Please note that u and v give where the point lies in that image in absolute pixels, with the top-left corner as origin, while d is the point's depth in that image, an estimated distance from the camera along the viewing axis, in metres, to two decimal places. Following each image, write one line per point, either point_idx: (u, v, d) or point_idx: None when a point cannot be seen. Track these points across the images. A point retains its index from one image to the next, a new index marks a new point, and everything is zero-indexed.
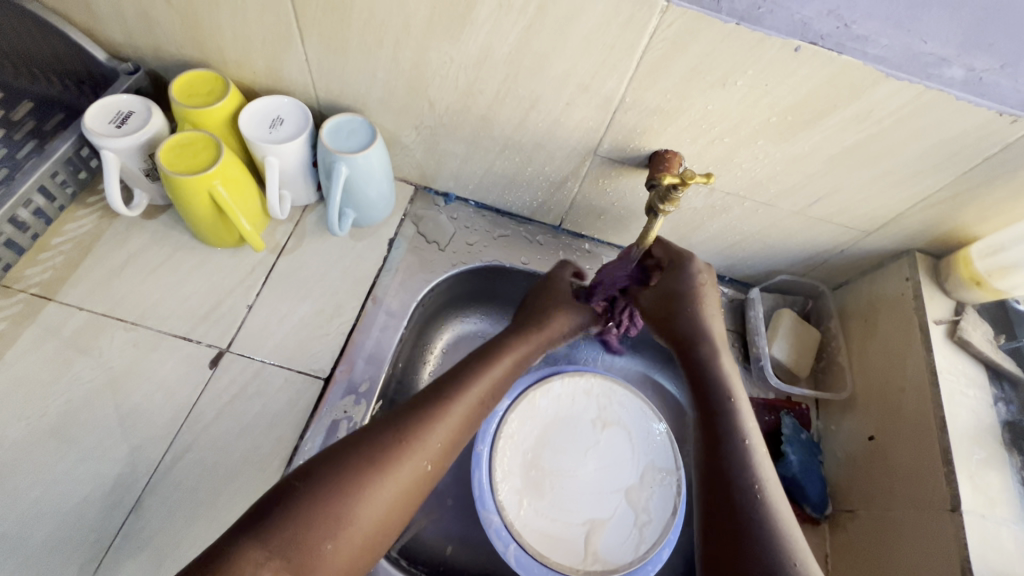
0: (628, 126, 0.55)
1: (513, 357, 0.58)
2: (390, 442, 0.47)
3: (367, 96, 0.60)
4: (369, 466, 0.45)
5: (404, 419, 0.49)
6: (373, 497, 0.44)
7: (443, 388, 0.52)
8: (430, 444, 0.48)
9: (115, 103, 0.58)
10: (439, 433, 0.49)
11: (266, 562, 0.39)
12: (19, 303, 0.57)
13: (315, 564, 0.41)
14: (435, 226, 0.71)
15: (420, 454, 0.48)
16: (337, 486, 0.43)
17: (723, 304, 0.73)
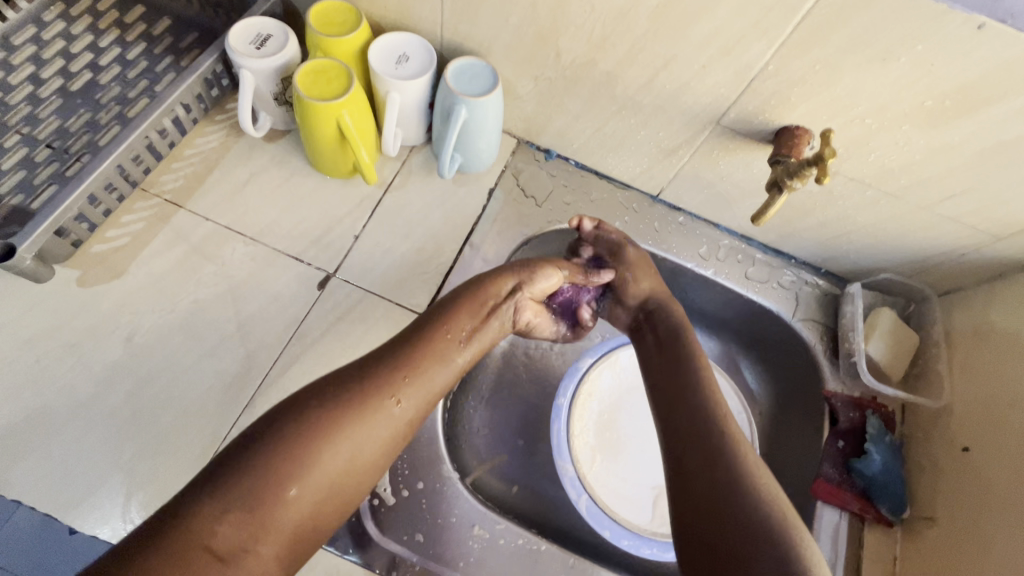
0: (762, 98, 0.53)
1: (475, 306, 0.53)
2: (352, 390, 0.44)
3: (493, 42, 0.60)
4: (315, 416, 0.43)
5: (375, 364, 0.47)
6: (342, 438, 0.42)
7: (418, 332, 0.50)
8: (396, 383, 0.46)
9: (255, 24, 0.60)
10: (413, 375, 0.47)
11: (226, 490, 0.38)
12: (154, 207, 0.61)
13: (275, 513, 0.39)
14: (534, 182, 0.72)
15: (386, 395, 0.45)
16: (302, 428, 0.42)
17: (816, 296, 0.71)
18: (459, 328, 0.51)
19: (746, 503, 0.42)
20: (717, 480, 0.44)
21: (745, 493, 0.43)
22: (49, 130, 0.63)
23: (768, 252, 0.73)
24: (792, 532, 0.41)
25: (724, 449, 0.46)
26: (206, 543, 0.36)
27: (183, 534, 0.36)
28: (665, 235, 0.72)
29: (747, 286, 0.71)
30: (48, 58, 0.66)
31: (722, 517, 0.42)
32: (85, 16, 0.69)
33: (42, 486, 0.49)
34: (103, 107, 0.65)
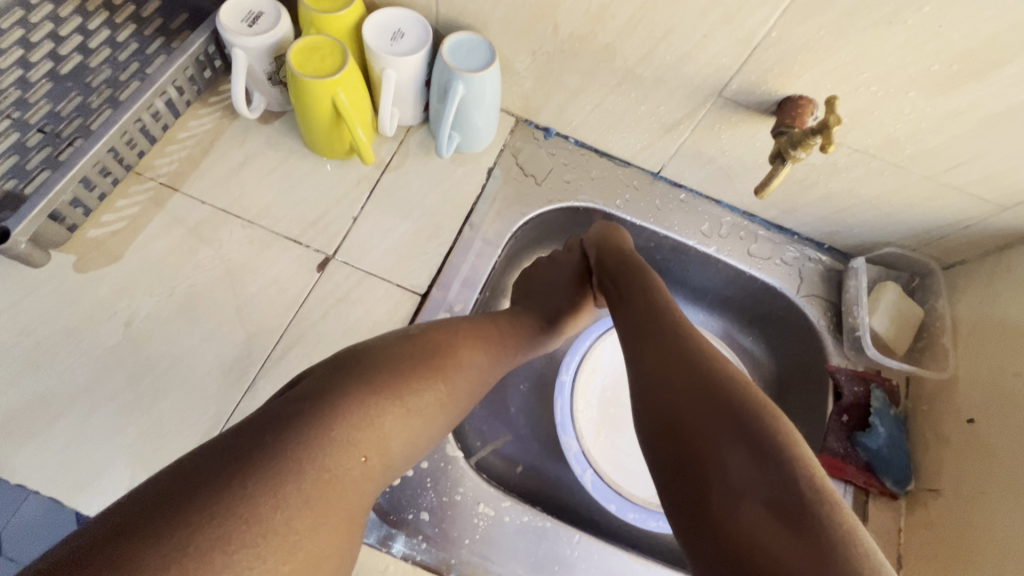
0: (765, 67, 0.52)
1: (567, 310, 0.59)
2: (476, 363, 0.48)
3: (489, 16, 0.59)
4: (422, 367, 0.44)
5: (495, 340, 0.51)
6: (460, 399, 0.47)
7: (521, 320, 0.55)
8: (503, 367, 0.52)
9: (246, 1, 0.59)
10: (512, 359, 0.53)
11: (353, 420, 0.39)
12: (149, 191, 0.61)
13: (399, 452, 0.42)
14: (534, 160, 0.71)
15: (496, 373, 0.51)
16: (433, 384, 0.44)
17: (819, 272, 0.70)
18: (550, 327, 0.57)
19: (716, 389, 0.39)
20: (677, 386, 0.41)
21: (713, 379, 0.40)
22: (40, 115, 0.62)
23: (771, 228, 0.72)
24: (760, 416, 0.38)
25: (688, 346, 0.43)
26: (352, 479, 0.37)
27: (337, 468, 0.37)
28: (667, 213, 0.71)
29: (750, 263, 0.70)
30: (36, 41, 0.65)
31: (683, 415, 0.39)
32: None
33: (47, 470, 0.49)
34: (94, 90, 0.64)
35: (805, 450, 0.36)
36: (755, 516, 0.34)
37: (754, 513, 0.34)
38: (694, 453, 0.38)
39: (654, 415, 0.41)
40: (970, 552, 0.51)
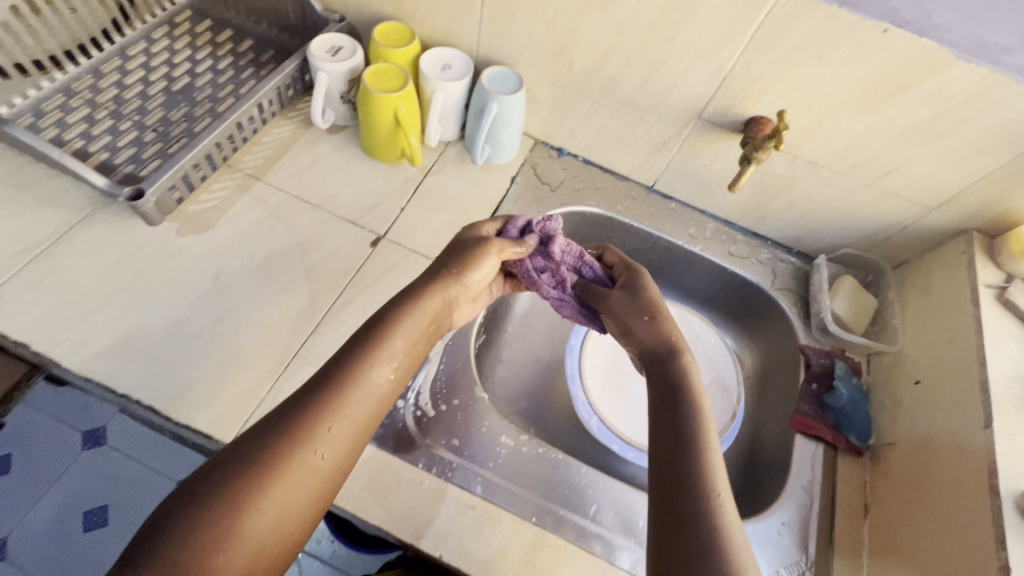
0: (733, 93, 0.68)
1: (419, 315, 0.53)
2: (310, 406, 0.44)
3: (519, 54, 0.76)
4: (271, 452, 0.41)
5: (328, 382, 0.46)
6: (314, 445, 0.43)
7: (350, 353, 0.48)
8: (355, 399, 0.46)
9: (330, 38, 0.76)
10: (357, 395, 0.46)
11: (196, 560, 0.36)
12: (237, 179, 0.75)
13: (251, 539, 0.39)
14: (549, 172, 0.86)
15: (346, 409, 0.45)
16: (263, 452, 0.41)
17: (789, 270, 0.83)
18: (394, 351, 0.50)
19: (707, 533, 0.40)
20: (682, 509, 0.42)
21: (709, 520, 0.41)
22: (155, 119, 0.77)
23: (747, 235, 0.86)
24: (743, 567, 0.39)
25: (692, 461, 0.44)
26: None
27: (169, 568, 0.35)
28: (660, 218, 0.85)
29: (730, 261, 0.83)
30: (155, 66, 0.82)
31: (681, 552, 0.40)
32: (186, 36, 0.86)
33: (145, 386, 0.58)
34: (198, 103, 0.80)
35: None
36: None
37: None
38: None
39: (658, 534, 0.42)
40: (921, 486, 0.59)
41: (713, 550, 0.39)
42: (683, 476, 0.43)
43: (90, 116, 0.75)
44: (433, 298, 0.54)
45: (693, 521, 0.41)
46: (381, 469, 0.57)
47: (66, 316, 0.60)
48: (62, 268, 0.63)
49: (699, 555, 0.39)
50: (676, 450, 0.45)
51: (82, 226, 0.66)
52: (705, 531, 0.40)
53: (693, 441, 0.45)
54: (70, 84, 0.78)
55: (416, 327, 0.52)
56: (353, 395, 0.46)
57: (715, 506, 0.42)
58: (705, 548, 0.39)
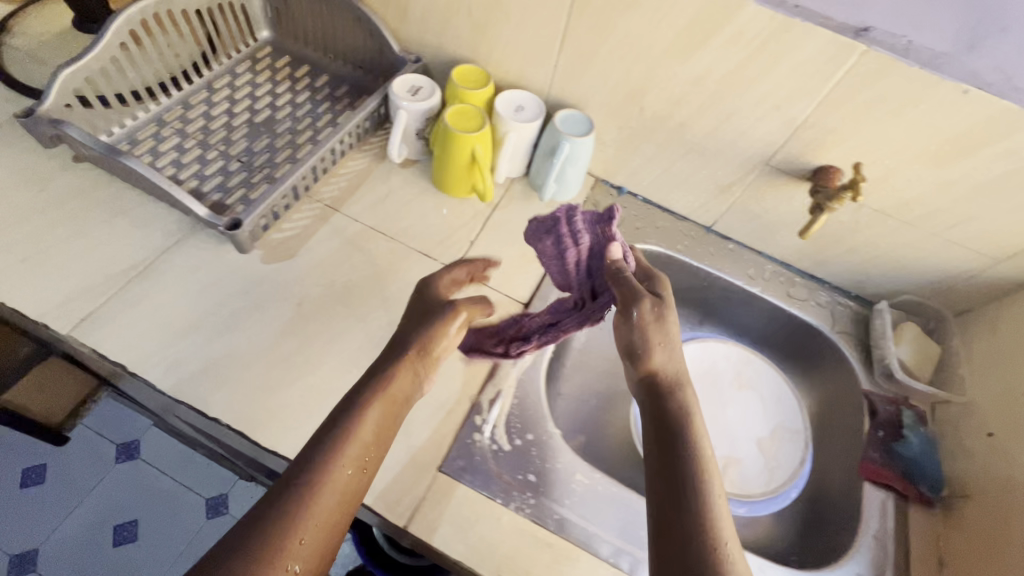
0: (803, 143, 0.70)
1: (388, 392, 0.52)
2: (290, 495, 0.42)
3: (590, 98, 0.78)
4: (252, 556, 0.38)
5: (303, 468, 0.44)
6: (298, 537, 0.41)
7: (328, 433, 0.47)
8: (337, 482, 0.45)
9: (409, 79, 0.80)
10: (340, 477, 0.45)
11: None
12: (317, 210, 0.77)
13: None
14: (610, 210, 0.88)
15: (328, 491, 0.44)
16: (240, 555, 0.38)
17: (847, 313, 0.84)
18: (374, 429, 0.49)
19: None
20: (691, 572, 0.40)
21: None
22: (240, 149, 0.80)
23: (805, 277, 0.87)
24: None
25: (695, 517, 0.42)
26: None
27: None
28: (719, 258, 0.87)
29: (789, 303, 0.84)
30: (238, 98, 0.86)
31: None
32: (266, 71, 0.91)
33: (234, 410, 0.60)
34: (279, 135, 0.83)
35: None
36: None
37: None
38: None
39: None
40: (1000, 541, 0.58)
41: None
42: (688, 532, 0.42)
43: (179, 145, 0.79)
44: (402, 373, 0.54)
45: None
46: (462, 503, 0.58)
47: (159, 338, 0.62)
48: (156, 291, 0.66)
49: None
50: (681, 506, 0.43)
51: (173, 251, 0.69)
52: None
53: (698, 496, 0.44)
54: (162, 115, 0.81)
55: (391, 405, 0.52)
56: (337, 479, 0.45)
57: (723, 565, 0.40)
58: None
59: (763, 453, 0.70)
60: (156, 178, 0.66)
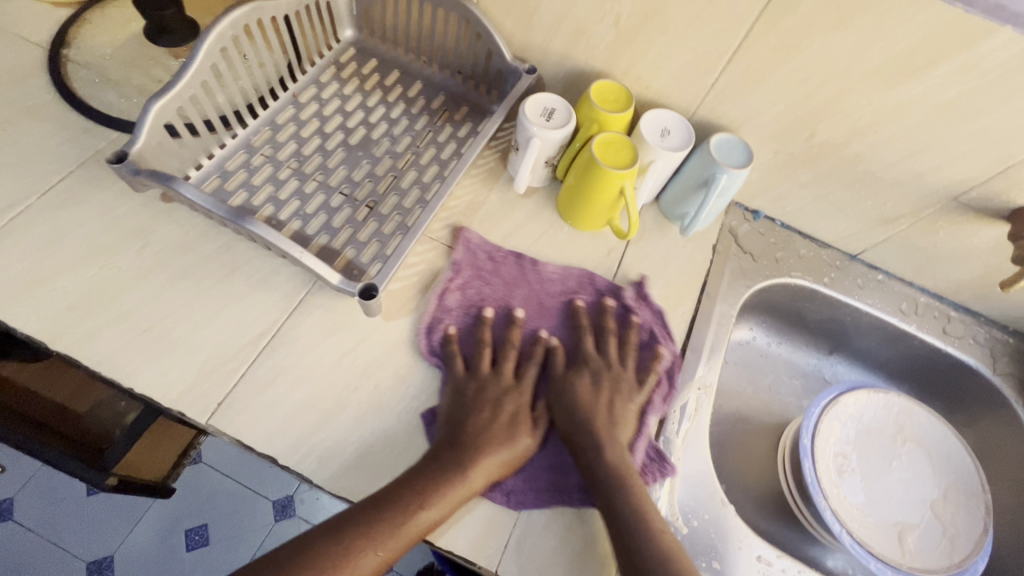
0: (1013, 181, 0.61)
1: (496, 415, 0.56)
2: (376, 510, 0.48)
3: (748, 121, 0.69)
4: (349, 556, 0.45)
5: (404, 489, 0.50)
6: (373, 544, 0.46)
7: (440, 465, 0.52)
8: (424, 517, 0.49)
9: (540, 99, 0.69)
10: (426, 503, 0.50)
11: None
12: (436, 249, 0.70)
13: None
14: (748, 238, 0.80)
15: (405, 511, 0.49)
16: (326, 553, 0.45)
17: (1008, 352, 0.77)
18: (463, 462, 0.52)
19: (652, 564, 0.48)
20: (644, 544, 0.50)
21: None
22: (339, 179, 0.71)
23: (960, 310, 0.80)
24: None
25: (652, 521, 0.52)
26: None
27: None
28: (868, 290, 0.79)
29: (946, 340, 0.77)
30: (329, 115, 0.76)
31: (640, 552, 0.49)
32: (354, 79, 0.80)
33: None
34: (379, 159, 0.74)
35: None
36: None
37: None
38: None
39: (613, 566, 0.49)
40: None
41: (655, 558, 0.49)
42: (636, 517, 0.52)
43: (274, 176, 0.69)
44: (516, 419, 0.57)
45: (644, 566, 0.48)
46: None
47: (304, 422, 0.56)
48: (291, 364, 0.59)
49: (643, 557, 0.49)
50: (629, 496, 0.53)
51: (301, 311, 0.62)
52: (662, 563, 0.49)
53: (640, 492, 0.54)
54: (250, 139, 0.72)
55: (506, 438, 0.55)
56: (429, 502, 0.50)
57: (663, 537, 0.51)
58: (659, 559, 0.49)
59: (940, 518, 0.66)
60: (288, 242, 0.57)
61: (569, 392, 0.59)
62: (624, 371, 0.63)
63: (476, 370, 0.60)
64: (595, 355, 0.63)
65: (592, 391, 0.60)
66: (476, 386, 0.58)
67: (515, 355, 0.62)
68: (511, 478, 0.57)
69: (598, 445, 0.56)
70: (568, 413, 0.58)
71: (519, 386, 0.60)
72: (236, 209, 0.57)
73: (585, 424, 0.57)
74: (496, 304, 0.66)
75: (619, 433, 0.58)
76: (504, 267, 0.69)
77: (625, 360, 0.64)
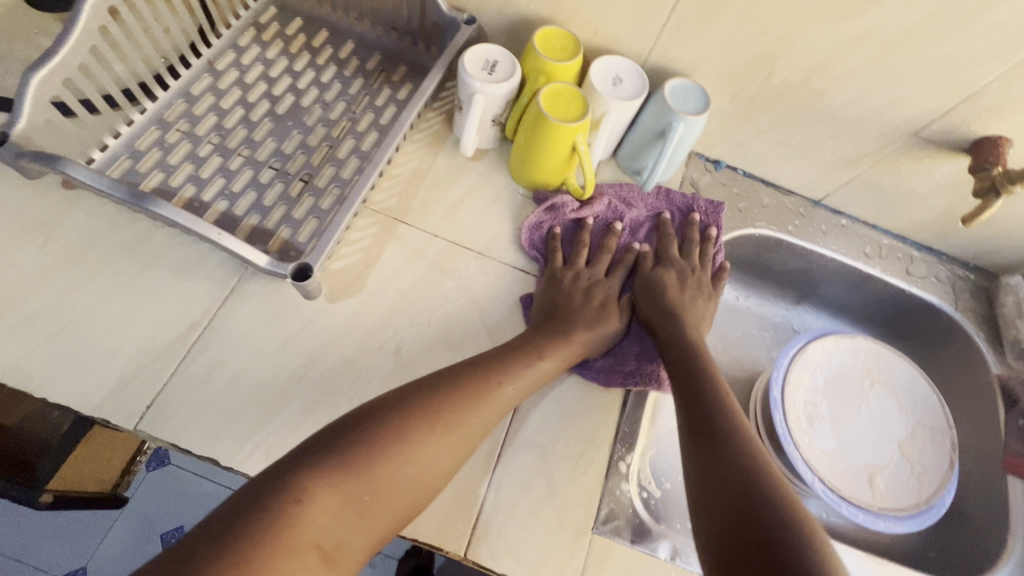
0: (972, 112, 0.59)
1: (576, 304, 0.61)
2: (421, 399, 0.47)
3: (703, 64, 0.65)
4: (384, 449, 0.43)
5: (451, 382, 0.49)
6: (412, 448, 0.44)
7: (506, 362, 0.53)
8: (471, 419, 0.48)
9: (480, 51, 0.64)
10: (477, 399, 0.49)
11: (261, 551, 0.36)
12: (380, 222, 0.65)
13: (297, 516, 0.38)
14: (710, 190, 0.77)
15: (453, 411, 0.47)
16: (358, 448, 0.43)
17: (969, 288, 0.77)
18: (536, 348, 0.56)
19: (749, 482, 0.44)
20: (743, 465, 0.45)
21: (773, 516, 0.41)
22: (268, 152, 0.65)
23: (922, 250, 0.79)
24: (800, 520, 0.41)
25: (745, 446, 0.47)
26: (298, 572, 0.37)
27: (276, 523, 0.37)
28: (832, 235, 0.78)
29: (909, 281, 0.77)
30: (252, 83, 0.69)
31: (731, 478, 0.45)
32: (277, 42, 0.72)
33: None
34: (312, 128, 0.67)
35: (817, 532, 0.40)
36: (721, 519, 0.43)
37: (723, 521, 0.42)
38: (748, 532, 0.40)
39: (707, 484, 0.45)
40: None
41: (767, 486, 0.43)
42: (720, 440, 0.48)
43: (193, 153, 0.63)
44: (596, 308, 0.62)
45: (753, 491, 0.43)
46: (626, 566, 0.52)
47: (244, 418, 0.52)
48: (226, 358, 0.54)
49: (743, 481, 0.44)
50: (716, 416, 0.50)
51: (234, 300, 0.57)
52: (769, 490, 0.43)
53: (729, 414, 0.51)
54: (161, 114, 0.65)
55: (587, 334, 0.59)
56: (476, 401, 0.49)
57: (760, 461, 0.46)
58: (767, 484, 0.43)
59: (907, 457, 0.66)
60: (201, 224, 0.51)
61: (660, 286, 0.64)
62: (704, 276, 0.67)
63: (573, 264, 0.64)
64: (681, 258, 0.68)
65: (678, 288, 0.64)
66: (573, 276, 0.63)
67: (605, 250, 0.66)
68: (598, 357, 0.61)
69: (683, 327, 0.60)
70: (653, 294, 0.64)
71: (607, 280, 0.65)
72: (136, 190, 0.50)
73: (672, 314, 0.62)
74: (596, 214, 0.69)
75: (704, 362, 0.56)
76: (597, 181, 0.71)
77: (705, 263, 0.68)
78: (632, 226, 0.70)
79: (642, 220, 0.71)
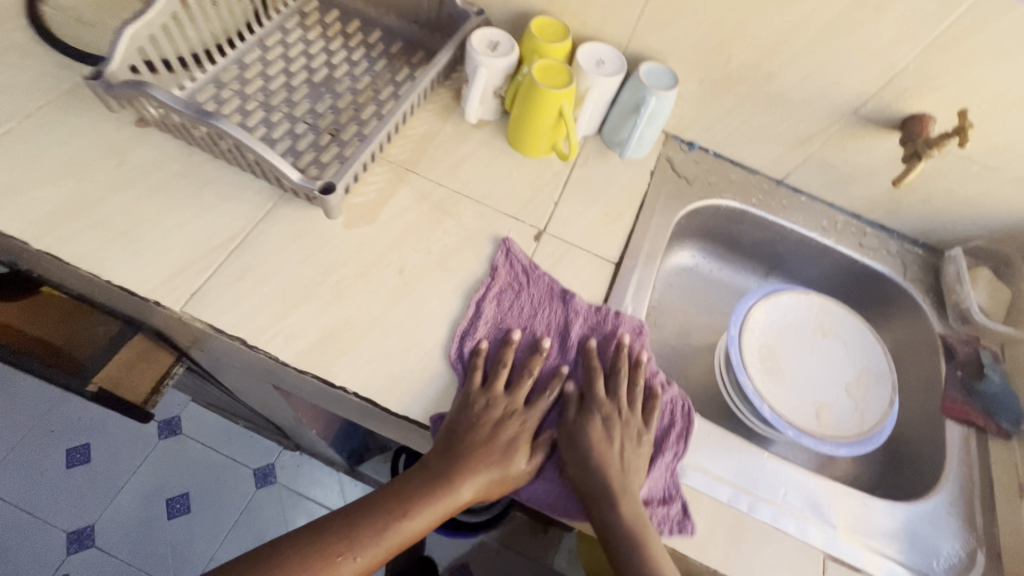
0: (898, 91, 0.70)
1: (479, 446, 0.56)
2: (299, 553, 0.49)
3: (673, 50, 0.77)
4: None
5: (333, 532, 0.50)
6: None
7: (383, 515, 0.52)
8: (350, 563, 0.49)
9: (486, 34, 0.77)
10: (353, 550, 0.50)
11: None
12: (393, 171, 0.76)
13: None
14: (683, 165, 0.87)
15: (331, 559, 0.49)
16: None
17: (917, 261, 0.86)
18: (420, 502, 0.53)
19: None
20: None
21: None
22: (303, 110, 0.77)
23: (875, 227, 0.88)
24: None
25: None
26: None
27: None
28: (792, 209, 0.87)
29: (862, 253, 0.85)
30: (294, 57, 0.82)
31: None
32: (317, 27, 0.86)
33: (357, 377, 0.60)
34: (341, 95, 0.80)
35: None
36: None
37: None
38: None
39: None
40: None
41: None
42: None
43: (242, 106, 0.75)
44: (503, 450, 0.57)
45: None
46: None
47: (270, 311, 0.62)
48: (258, 264, 0.64)
49: None
50: None
51: (268, 221, 0.68)
52: None
53: None
54: (219, 75, 0.77)
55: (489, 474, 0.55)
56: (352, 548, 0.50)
57: None
58: None
59: (853, 397, 0.73)
60: (250, 141, 0.62)
61: (579, 438, 0.58)
62: (632, 419, 0.61)
63: (484, 390, 0.59)
64: (607, 400, 0.61)
65: (600, 442, 0.58)
66: (485, 404, 0.58)
67: (523, 381, 0.61)
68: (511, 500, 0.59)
69: (605, 499, 0.55)
70: (573, 446, 0.58)
71: (525, 412, 0.60)
72: (202, 108, 0.62)
73: (592, 482, 0.56)
74: (523, 328, 0.66)
75: (629, 536, 0.54)
76: (533, 289, 0.68)
77: (633, 404, 0.63)
78: (560, 350, 0.65)
79: (572, 344, 0.66)
